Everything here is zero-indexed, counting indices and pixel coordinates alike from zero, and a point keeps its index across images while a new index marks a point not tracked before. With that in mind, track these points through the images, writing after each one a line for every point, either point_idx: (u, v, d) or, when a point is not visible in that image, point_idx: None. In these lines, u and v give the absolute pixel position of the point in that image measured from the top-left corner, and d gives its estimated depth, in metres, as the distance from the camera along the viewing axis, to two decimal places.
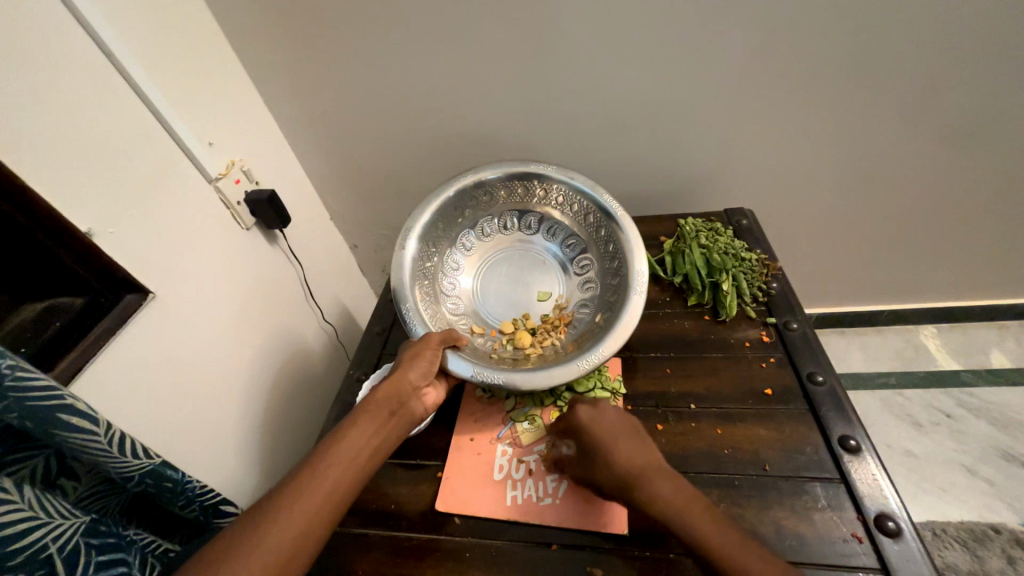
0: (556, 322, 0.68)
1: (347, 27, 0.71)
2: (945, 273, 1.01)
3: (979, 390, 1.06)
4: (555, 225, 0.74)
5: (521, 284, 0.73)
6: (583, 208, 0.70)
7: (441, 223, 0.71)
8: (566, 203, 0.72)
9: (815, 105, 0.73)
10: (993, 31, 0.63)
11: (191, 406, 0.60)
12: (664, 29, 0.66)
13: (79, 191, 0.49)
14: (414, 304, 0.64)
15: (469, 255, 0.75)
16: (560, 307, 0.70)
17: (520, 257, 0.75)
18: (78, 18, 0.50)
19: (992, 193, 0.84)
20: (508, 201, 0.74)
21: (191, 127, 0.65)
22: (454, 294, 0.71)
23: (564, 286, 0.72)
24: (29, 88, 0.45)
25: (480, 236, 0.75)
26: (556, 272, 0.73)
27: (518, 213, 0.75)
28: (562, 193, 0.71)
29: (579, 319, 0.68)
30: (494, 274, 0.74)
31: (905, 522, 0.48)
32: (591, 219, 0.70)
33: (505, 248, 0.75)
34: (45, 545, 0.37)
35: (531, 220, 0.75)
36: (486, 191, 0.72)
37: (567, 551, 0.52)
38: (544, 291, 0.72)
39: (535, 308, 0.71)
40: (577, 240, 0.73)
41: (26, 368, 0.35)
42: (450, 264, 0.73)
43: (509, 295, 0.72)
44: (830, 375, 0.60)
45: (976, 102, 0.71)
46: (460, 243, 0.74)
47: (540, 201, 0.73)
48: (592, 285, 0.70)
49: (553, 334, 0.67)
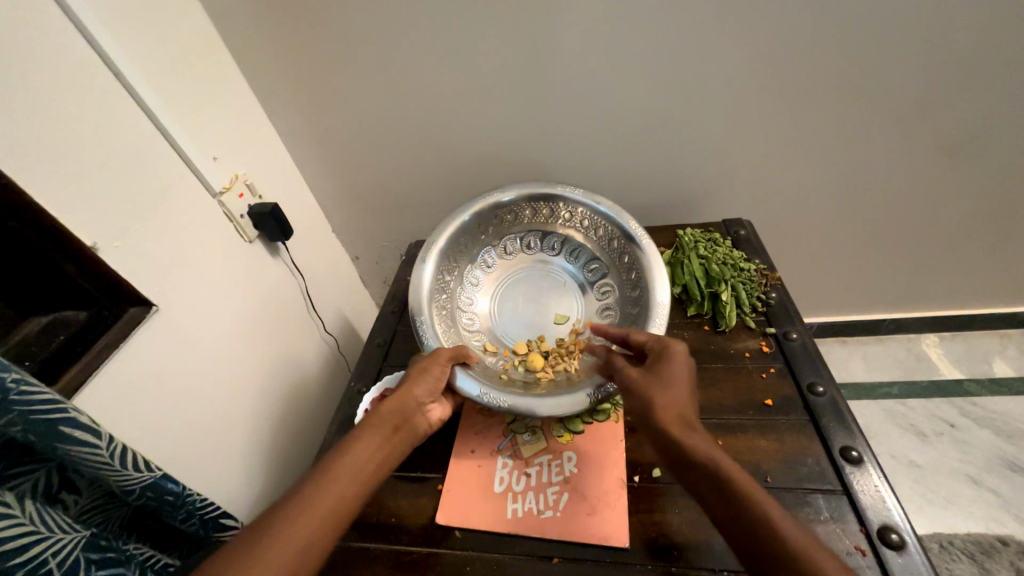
0: (570, 346, 0.66)
1: (348, 43, 0.72)
2: (946, 281, 1.01)
3: (982, 399, 1.05)
4: (577, 247, 0.74)
5: (538, 305, 0.73)
6: (605, 232, 0.71)
7: (466, 239, 0.73)
8: (590, 227, 0.72)
9: (812, 116, 0.74)
10: (982, 43, 0.64)
11: (195, 417, 0.60)
12: (661, 41, 0.67)
13: (82, 206, 0.49)
14: (430, 317, 0.65)
15: (490, 273, 0.75)
16: (576, 332, 0.69)
17: (542, 280, 0.75)
18: (88, 38, 0.52)
19: (990, 203, 0.84)
20: (532, 221, 0.75)
21: (197, 143, 0.67)
22: (472, 310, 0.72)
23: (583, 310, 0.72)
24: (36, 108, 0.46)
25: (503, 256, 0.76)
26: (575, 294, 0.74)
27: (541, 234, 0.75)
28: (585, 217, 0.72)
29: (594, 346, 0.67)
30: (514, 294, 0.74)
31: (909, 534, 0.48)
32: (613, 244, 0.71)
33: (526, 269, 0.76)
34: (45, 559, 0.38)
35: (554, 242, 0.75)
36: (510, 212, 0.73)
37: (569, 565, 0.51)
38: (561, 314, 0.72)
39: (550, 331, 0.70)
40: (598, 265, 0.73)
41: (30, 381, 0.35)
42: (470, 280, 0.74)
43: (526, 315, 0.72)
44: (830, 386, 0.60)
45: (970, 113, 0.72)
46: (482, 261, 0.75)
47: (564, 224, 0.74)
48: (611, 311, 0.70)
49: (566, 360, 0.65)
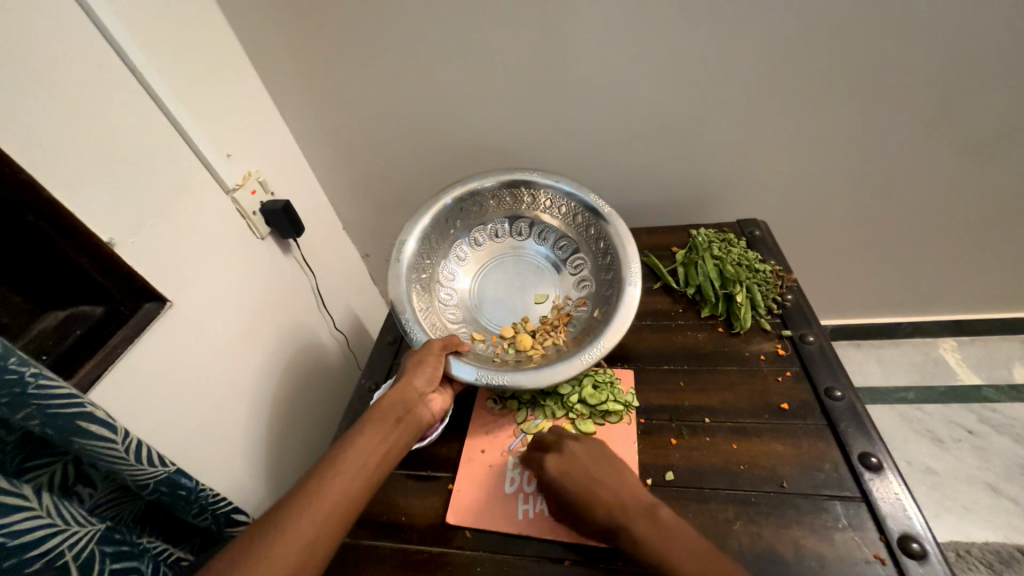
0: (555, 322, 0.68)
1: (361, 41, 0.72)
2: (966, 284, 0.99)
3: (1001, 405, 1.03)
4: (546, 228, 0.74)
5: (518, 288, 0.73)
6: (571, 210, 0.71)
7: (435, 234, 0.72)
8: (554, 207, 0.73)
9: (830, 114, 0.72)
10: (1010, 40, 0.62)
11: (206, 412, 0.60)
12: (677, 38, 0.66)
13: (98, 202, 0.50)
14: (413, 312, 0.64)
15: (463, 264, 0.75)
16: (558, 308, 0.70)
17: (514, 263, 0.75)
18: (106, 35, 0.52)
19: (1014, 205, 0.82)
20: (497, 209, 0.75)
21: (211, 140, 0.67)
22: (452, 303, 0.71)
23: (559, 286, 0.72)
24: (53, 104, 0.46)
25: (474, 245, 0.76)
26: (549, 273, 0.74)
27: (509, 219, 0.75)
28: (549, 198, 0.72)
29: (578, 317, 0.68)
30: (491, 281, 0.74)
31: (930, 544, 0.46)
32: (579, 220, 0.71)
33: (498, 255, 0.76)
34: (61, 552, 0.38)
35: (521, 226, 0.75)
36: (476, 202, 0.73)
37: (581, 568, 0.51)
38: (541, 294, 0.72)
39: (533, 311, 0.71)
40: (568, 241, 0.73)
41: (48, 375, 0.35)
42: (444, 275, 0.73)
43: (507, 298, 0.72)
44: (849, 391, 0.58)
45: (996, 112, 0.70)
46: (453, 254, 0.74)
47: (529, 206, 0.74)
48: (587, 282, 0.71)
49: (553, 334, 0.67)
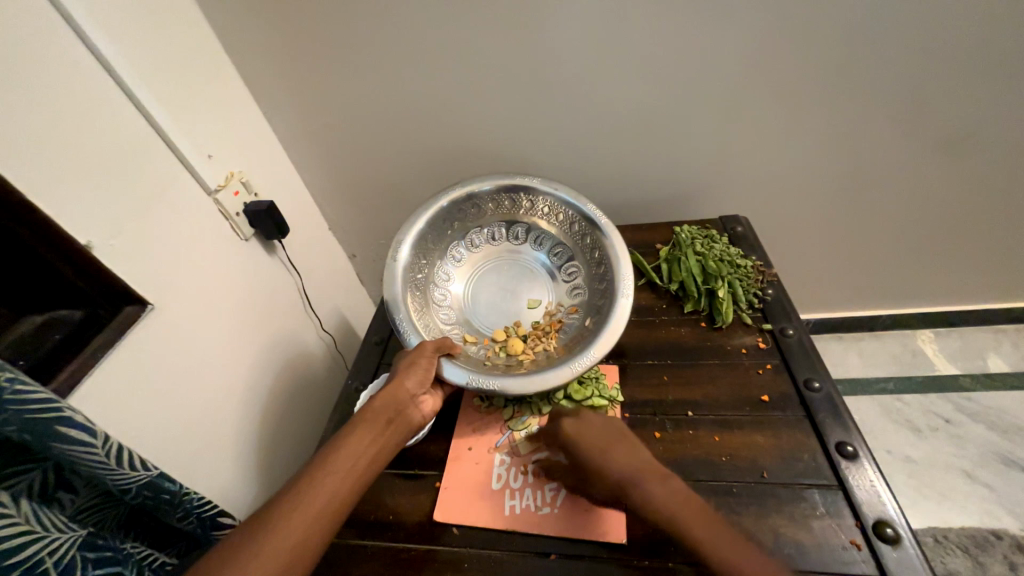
0: (547, 328, 0.68)
1: (345, 40, 0.72)
2: (943, 277, 1.01)
3: (977, 394, 1.06)
4: (542, 235, 0.75)
5: (511, 292, 0.73)
6: (568, 218, 0.72)
7: (432, 235, 0.72)
8: (552, 214, 0.73)
9: (810, 111, 0.74)
10: (982, 38, 0.64)
11: (190, 414, 0.60)
12: (659, 37, 0.67)
13: (74, 205, 0.49)
14: (406, 313, 0.64)
15: (458, 265, 0.75)
16: (550, 314, 0.70)
17: (508, 266, 0.75)
18: (82, 36, 0.51)
19: (986, 199, 0.84)
20: (496, 212, 0.75)
21: (192, 140, 0.66)
22: (445, 304, 0.72)
23: (552, 292, 0.73)
24: (25, 105, 0.45)
25: (470, 248, 0.76)
26: (544, 280, 0.74)
27: (506, 223, 0.75)
28: (548, 205, 0.73)
29: (569, 325, 0.69)
30: (485, 284, 0.74)
31: (903, 528, 0.48)
32: (575, 229, 0.72)
33: (495, 259, 0.76)
34: (40, 559, 0.37)
35: (518, 231, 0.75)
36: (474, 204, 0.73)
37: (566, 561, 0.51)
38: (533, 299, 0.72)
39: (525, 316, 0.71)
40: (563, 249, 0.74)
41: (24, 381, 0.35)
42: (439, 275, 0.73)
43: (499, 301, 0.73)
44: (827, 382, 0.60)
45: (970, 108, 0.72)
46: (449, 255, 0.75)
47: (527, 212, 0.74)
48: (580, 291, 0.72)
49: (544, 340, 0.68)
